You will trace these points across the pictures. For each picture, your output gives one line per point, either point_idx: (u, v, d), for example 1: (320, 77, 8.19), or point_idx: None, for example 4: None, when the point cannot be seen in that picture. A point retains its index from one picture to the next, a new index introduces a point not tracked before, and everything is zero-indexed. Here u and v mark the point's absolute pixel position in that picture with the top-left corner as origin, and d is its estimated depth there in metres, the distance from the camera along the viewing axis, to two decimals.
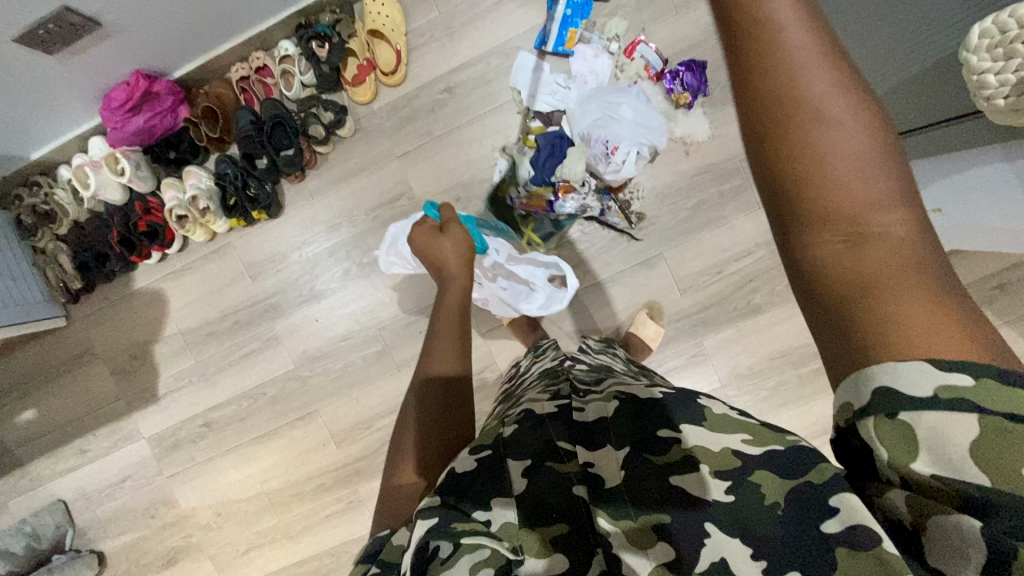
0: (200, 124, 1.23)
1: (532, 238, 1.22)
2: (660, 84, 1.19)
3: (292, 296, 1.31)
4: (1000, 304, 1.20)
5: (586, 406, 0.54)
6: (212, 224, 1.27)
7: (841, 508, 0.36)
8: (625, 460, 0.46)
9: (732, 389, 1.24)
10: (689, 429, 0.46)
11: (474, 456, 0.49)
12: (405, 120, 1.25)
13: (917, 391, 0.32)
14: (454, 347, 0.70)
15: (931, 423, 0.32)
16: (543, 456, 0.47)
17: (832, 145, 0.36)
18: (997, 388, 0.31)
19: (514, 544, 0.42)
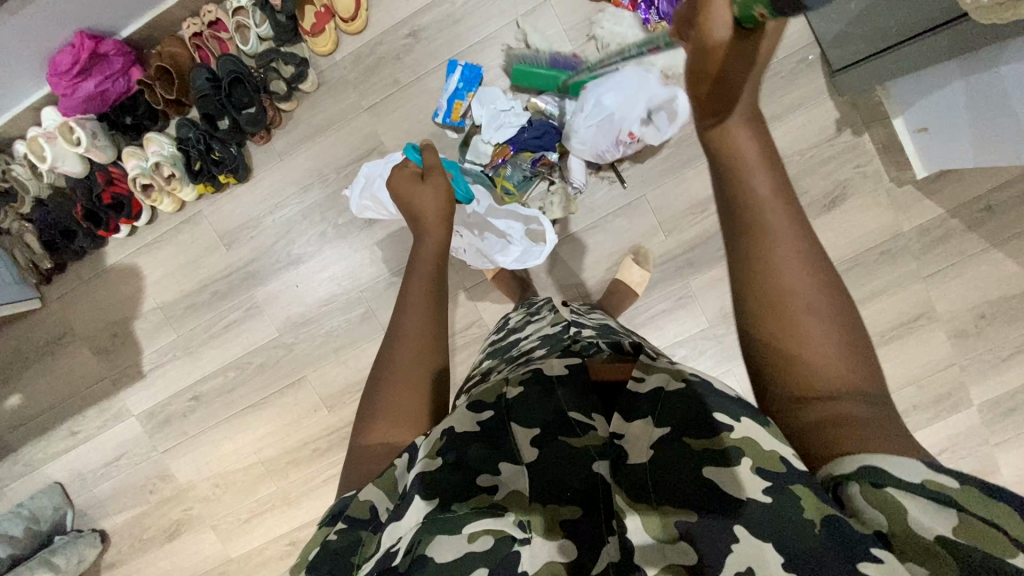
0: (155, 86, 1.17)
1: (508, 187, 1.17)
2: (634, 14, 1.12)
3: (270, 263, 1.28)
4: (990, 225, 1.18)
5: (648, 375, 0.52)
6: (179, 191, 1.23)
7: (887, 559, 0.34)
8: (656, 441, 0.47)
9: (721, 329, 1.23)
10: (747, 422, 0.44)
11: (476, 417, 0.52)
12: (370, 70, 1.20)
13: (906, 475, 0.36)
14: (429, 303, 0.65)
15: (915, 504, 0.35)
16: (556, 431, 0.51)
17: (802, 322, 0.43)
18: (975, 495, 0.35)
19: (520, 519, 0.46)
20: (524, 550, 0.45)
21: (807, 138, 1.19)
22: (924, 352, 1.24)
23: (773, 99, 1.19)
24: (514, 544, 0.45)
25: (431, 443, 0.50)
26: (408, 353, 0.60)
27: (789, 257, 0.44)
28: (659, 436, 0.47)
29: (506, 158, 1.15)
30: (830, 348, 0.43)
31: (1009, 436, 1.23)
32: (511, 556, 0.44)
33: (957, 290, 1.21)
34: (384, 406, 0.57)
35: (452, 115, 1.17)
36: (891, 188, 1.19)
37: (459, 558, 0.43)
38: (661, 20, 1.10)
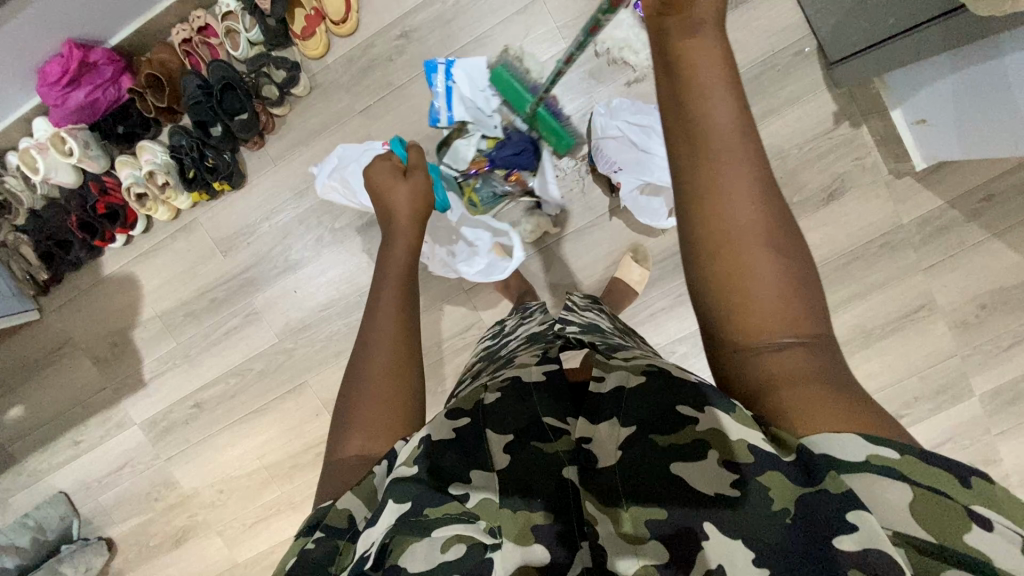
0: (145, 94, 1.16)
1: (474, 199, 1.17)
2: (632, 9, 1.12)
3: (266, 268, 1.27)
4: (989, 216, 1.17)
5: (607, 375, 0.53)
6: (174, 200, 1.22)
7: (862, 528, 0.34)
8: (625, 441, 0.47)
9: None
10: (713, 411, 0.43)
11: (451, 426, 0.52)
12: (363, 72, 1.18)
13: (851, 456, 0.36)
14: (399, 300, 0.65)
15: (869, 487, 0.35)
16: (528, 435, 0.51)
17: (756, 275, 0.43)
18: (920, 465, 0.35)
19: (490, 526, 0.46)
20: (495, 558, 0.44)
21: (804, 131, 1.18)
22: (925, 344, 1.23)
23: (770, 92, 1.18)
24: (485, 550, 0.44)
25: (407, 451, 0.50)
26: (386, 365, 0.59)
27: (742, 208, 0.44)
28: (627, 435, 0.47)
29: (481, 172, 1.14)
30: (782, 300, 0.43)
31: (1011, 425, 1.23)
32: (484, 562, 0.43)
33: (958, 281, 1.20)
34: (367, 411, 0.57)
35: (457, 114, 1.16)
36: (889, 179, 1.18)
37: (432, 566, 0.43)
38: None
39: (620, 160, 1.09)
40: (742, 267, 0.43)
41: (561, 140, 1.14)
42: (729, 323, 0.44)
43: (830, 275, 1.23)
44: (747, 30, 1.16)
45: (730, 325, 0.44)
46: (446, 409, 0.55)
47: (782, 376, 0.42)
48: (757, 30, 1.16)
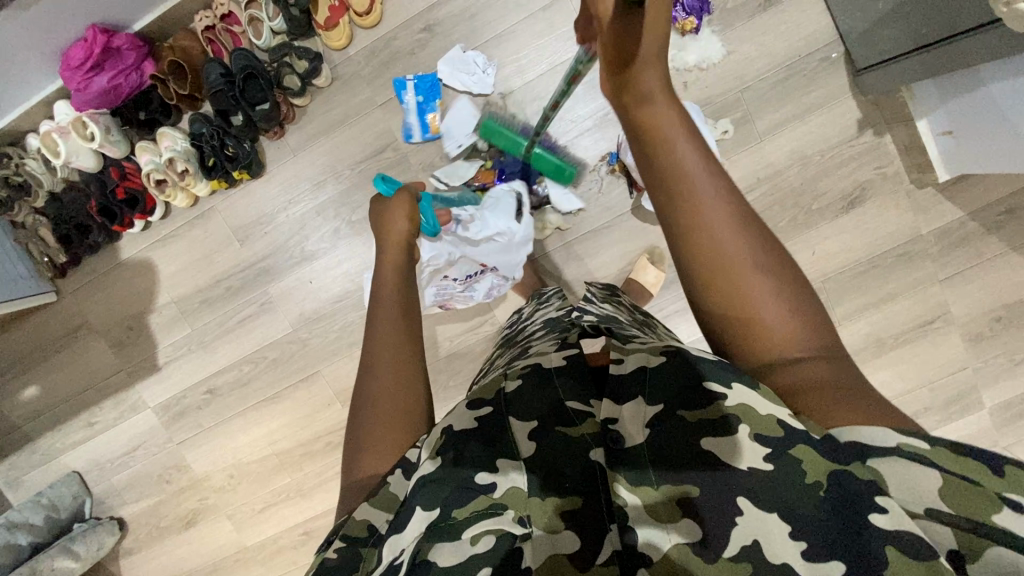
0: (167, 81, 1.15)
1: None
2: None
3: (283, 258, 1.28)
4: (1009, 229, 1.17)
5: (626, 355, 0.54)
6: (193, 187, 1.22)
7: (891, 509, 0.35)
8: (652, 419, 0.48)
9: None
10: (739, 388, 0.45)
11: (474, 416, 0.54)
12: (385, 64, 1.18)
13: (881, 443, 0.37)
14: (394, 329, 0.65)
15: (899, 470, 0.36)
16: (551, 421, 0.52)
17: (755, 287, 0.47)
18: (949, 452, 0.35)
19: (519, 515, 0.47)
20: (526, 546, 0.45)
21: (827, 137, 1.17)
22: (938, 355, 1.23)
23: (794, 98, 1.16)
24: (514, 540, 0.46)
25: (431, 444, 0.52)
26: (384, 383, 0.60)
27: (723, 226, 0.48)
28: (654, 415, 0.48)
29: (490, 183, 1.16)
30: (780, 309, 0.46)
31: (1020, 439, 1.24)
32: (512, 552, 0.45)
33: (974, 293, 1.20)
34: (367, 433, 0.57)
35: (429, 129, 1.18)
36: (911, 190, 1.17)
37: (462, 560, 0.44)
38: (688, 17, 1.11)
39: None
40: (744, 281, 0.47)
41: (563, 172, 1.16)
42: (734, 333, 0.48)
43: (844, 284, 1.22)
44: (773, 34, 1.13)
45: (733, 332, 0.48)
46: (467, 401, 0.56)
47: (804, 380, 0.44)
48: (783, 34, 1.14)
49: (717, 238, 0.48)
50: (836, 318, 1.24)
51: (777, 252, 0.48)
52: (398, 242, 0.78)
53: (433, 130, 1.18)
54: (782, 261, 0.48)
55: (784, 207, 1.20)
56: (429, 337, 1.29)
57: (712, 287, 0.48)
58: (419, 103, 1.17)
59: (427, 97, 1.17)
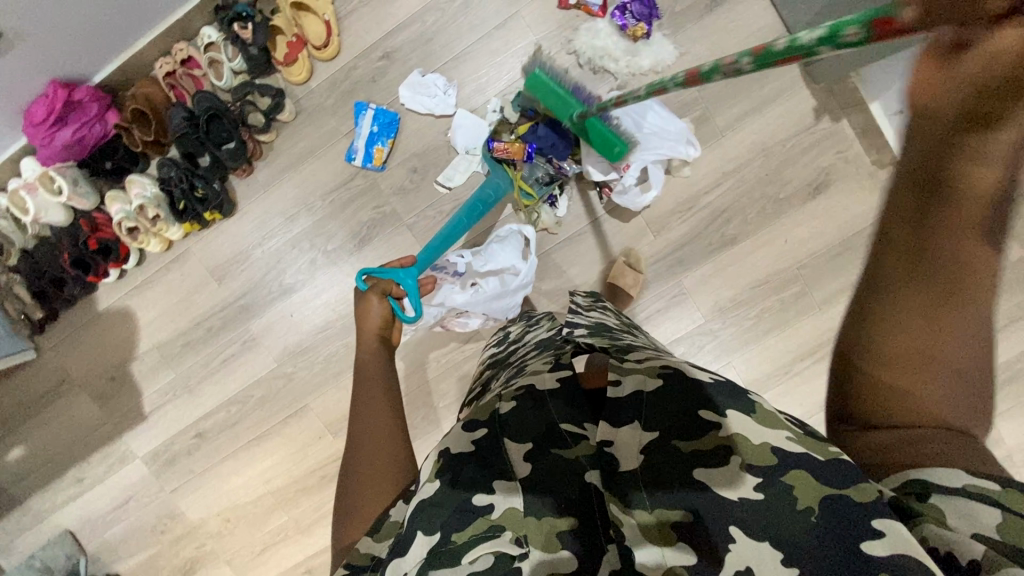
0: (132, 129, 1.16)
1: (527, 191, 1.15)
2: (610, 21, 1.15)
3: (263, 294, 1.28)
4: None
5: (622, 377, 0.56)
6: (166, 232, 1.22)
7: (886, 533, 0.38)
8: (647, 446, 0.51)
9: (716, 323, 1.26)
10: (733, 417, 0.50)
11: (471, 439, 0.56)
12: (347, 94, 1.19)
13: (945, 482, 0.39)
14: (381, 385, 0.75)
15: (957, 504, 0.38)
16: (548, 443, 0.55)
17: (937, 377, 0.41)
18: (1015, 496, 0.37)
19: (517, 535, 0.49)
20: (524, 566, 0.47)
21: (787, 127, 1.19)
22: None
23: (749, 92, 1.18)
24: (513, 561, 0.48)
25: (430, 467, 0.55)
26: (375, 434, 0.68)
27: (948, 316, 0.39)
28: (649, 440, 0.52)
29: (518, 159, 1.12)
30: (944, 398, 0.41)
31: (1011, 407, 1.25)
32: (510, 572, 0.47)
33: None
34: (360, 472, 0.64)
35: (372, 160, 1.20)
36: (874, 171, 1.19)
37: None
38: (638, 22, 1.13)
39: None
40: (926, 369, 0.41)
41: (612, 147, 1.03)
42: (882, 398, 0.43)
43: (821, 269, 1.23)
44: (723, 31, 1.15)
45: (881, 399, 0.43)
46: (464, 423, 0.59)
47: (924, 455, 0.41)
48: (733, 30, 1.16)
49: (940, 324, 0.39)
50: (817, 304, 1.25)
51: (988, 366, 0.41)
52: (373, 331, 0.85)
53: (375, 162, 1.20)
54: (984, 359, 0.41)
55: (752, 198, 1.22)
56: (415, 360, 1.29)
57: (891, 359, 0.42)
58: (374, 134, 1.19)
59: (382, 129, 1.18)
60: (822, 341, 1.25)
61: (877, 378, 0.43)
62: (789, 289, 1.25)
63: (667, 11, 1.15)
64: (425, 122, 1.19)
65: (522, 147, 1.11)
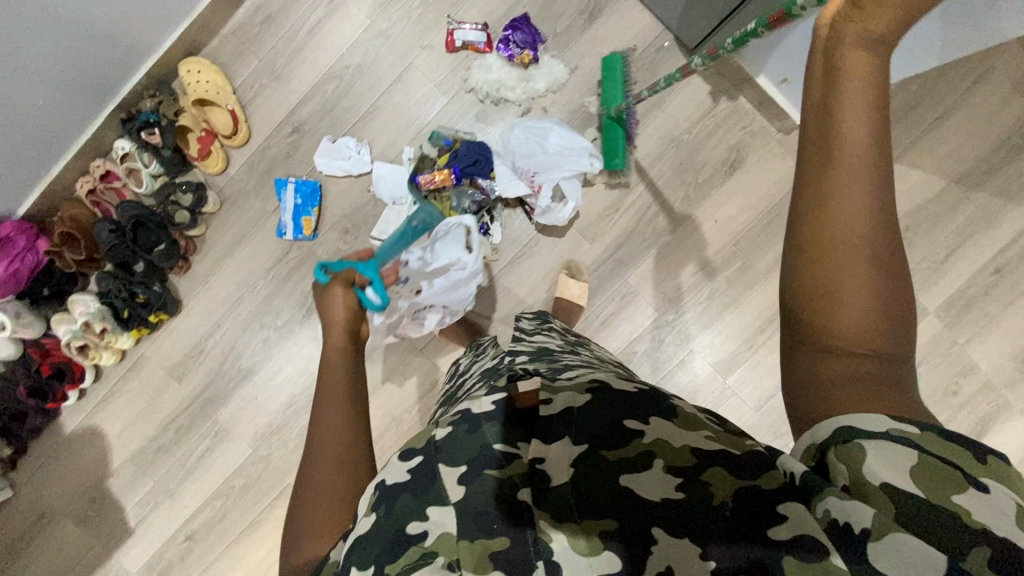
0: (62, 251, 1.16)
1: (455, 217, 1.16)
2: (498, 54, 1.20)
3: (224, 382, 1.28)
4: None
5: (554, 395, 0.55)
6: (115, 342, 1.23)
7: (790, 517, 0.42)
8: (577, 458, 0.49)
9: (669, 314, 1.28)
10: (656, 422, 0.51)
11: (405, 466, 0.52)
12: (266, 175, 1.23)
13: (868, 426, 0.41)
14: (342, 393, 0.63)
15: (883, 449, 0.40)
16: (479, 463, 0.50)
17: (857, 301, 0.43)
18: (933, 437, 0.41)
19: (449, 560, 0.45)
20: None
21: (689, 115, 1.23)
22: None
23: None
24: None
25: (365, 502, 0.51)
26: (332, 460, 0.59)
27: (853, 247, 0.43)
28: (579, 453, 0.50)
29: (447, 183, 1.16)
30: (865, 312, 0.43)
31: (973, 331, 1.30)
32: None
33: None
34: (314, 506, 0.57)
35: (302, 230, 1.22)
36: (782, 137, 1.24)
37: None
38: (522, 50, 1.19)
39: (532, 166, 1.18)
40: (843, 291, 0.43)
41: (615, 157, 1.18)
42: (810, 325, 0.45)
43: (757, 240, 1.26)
44: (607, 40, 1.21)
45: (806, 326, 0.45)
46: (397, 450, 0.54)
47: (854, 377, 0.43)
48: (616, 38, 1.21)
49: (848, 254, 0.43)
50: (762, 273, 1.27)
51: (902, 286, 0.44)
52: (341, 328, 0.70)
53: (305, 231, 1.22)
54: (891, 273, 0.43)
55: (674, 187, 1.25)
56: (387, 414, 1.28)
57: (812, 289, 0.44)
58: (298, 206, 1.21)
59: (306, 199, 1.21)
60: (776, 308, 1.27)
61: (800, 307, 0.45)
62: (732, 265, 1.27)
63: (550, 34, 1.21)
64: (346, 184, 1.22)
65: (446, 171, 1.16)
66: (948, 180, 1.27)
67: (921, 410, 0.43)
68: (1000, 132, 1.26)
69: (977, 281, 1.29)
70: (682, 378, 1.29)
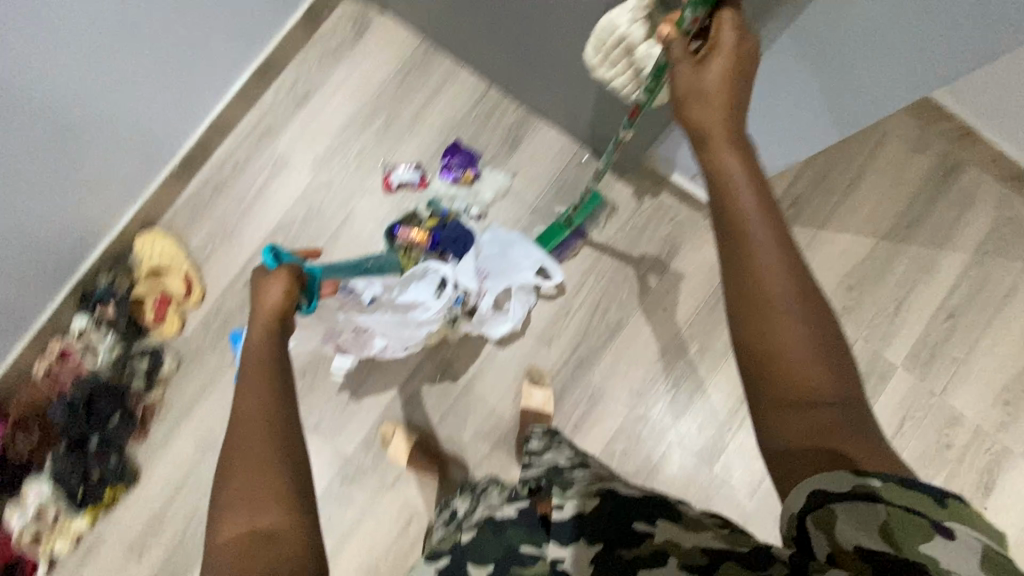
0: (16, 437, 1.14)
1: None
2: (442, 179, 1.30)
3: (187, 552, 1.20)
4: (804, 216, 1.34)
5: (564, 500, 0.55)
6: (71, 526, 1.17)
7: None
8: (595, 561, 0.49)
9: (639, 407, 1.26)
10: (665, 525, 0.50)
11: (432, 568, 0.53)
12: (222, 329, 1.26)
13: (837, 487, 0.44)
14: (268, 370, 0.58)
15: (851, 508, 0.42)
16: (506, 563, 0.51)
17: (798, 348, 0.48)
18: (897, 488, 0.43)
19: None
20: None
21: (620, 215, 1.31)
22: None
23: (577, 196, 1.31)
24: None
25: None
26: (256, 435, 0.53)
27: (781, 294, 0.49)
28: (597, 552, 0.50)
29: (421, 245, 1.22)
30: (809, 361, 0.48)
31: (945, 380, 1.29)
32: None
33: None
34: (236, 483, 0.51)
35: None
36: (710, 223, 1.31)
37: None
38: (463, 171, 1.29)
39: (486, 269, 1.20)
40: (784, 340, 0.49)
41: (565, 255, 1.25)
42: (767, 379, 0.49)
43: (710, 321, 1.28)
44: (531, 162, 1.31)
45: (764, 381, 0.49)
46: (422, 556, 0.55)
47: (817, 426, 0.47)
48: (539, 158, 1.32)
49: (781, 303, 0.49)
50: (722, 353, 1.28)
51: (835, 332, 0.50)
52: (270, 316, 0.66)
53: None
54: (819, 316, 0.50)
55: (620, 283, 1.30)
56: (362, 562, 1.20)
57: (758, 342, 0.50)
58: None
59: None
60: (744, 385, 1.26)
61: (753, 362, 0.50)
62: (691, 350, 1.28)
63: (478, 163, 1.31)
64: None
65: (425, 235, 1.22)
66: (876, 238, 1.33)
67: (893, 462, 0.45)
68: (911, 188, 1.35)
69: (933, 329, 1.31)
70: (666, 473, 1.24)
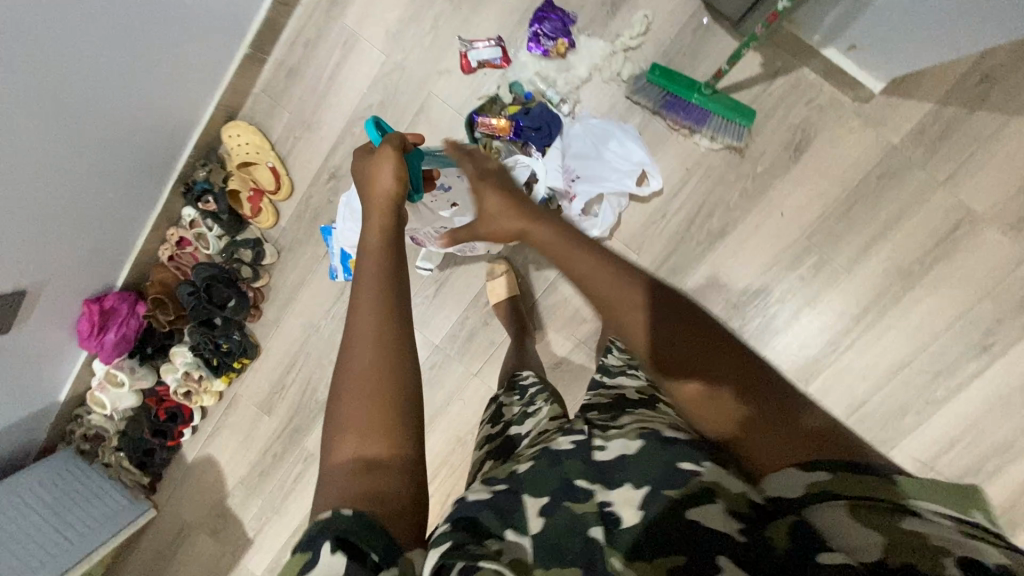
0: (156, 313, 1.30)
1: None
2: (531, 52, 1.12)
3: (306, 413, 1.40)
4: (997, 95, 1.02)
5: (608, 442, 0.54)
6: (211, 386, 1.38)
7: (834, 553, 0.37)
8: (644, 501, 0.47)
9: (737, 319, 1.16)
10: (713, 468, 0.48)
11: (486, 488, 0.50)
12: (313, 221, 1.29)
13: (863, 478, 0.42)
14: (384, 277, 0.56)
15: (879, 492, 0.41)
16: (559, 494, 0.49)
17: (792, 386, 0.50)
18: (929, 484, 0.41)
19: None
20: None
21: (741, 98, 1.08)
22: (985, 259, 1.06)
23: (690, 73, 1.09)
24: None
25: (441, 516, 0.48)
26: (380, 357, 0.51)
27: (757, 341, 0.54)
28: (643, 496, 0.47)
29: (502, 134, 1.10)
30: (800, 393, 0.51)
31: None
32: None
33: (987, 180, 1.04)
34: (356, 405, 0.49)
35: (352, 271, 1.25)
36: (856, 109, 1.06)
37: None
38: (552, 42, 1.10)
39: (580, 169, 1.11)
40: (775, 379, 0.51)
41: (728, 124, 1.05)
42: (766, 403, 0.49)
43: (836, 229, 1.10)
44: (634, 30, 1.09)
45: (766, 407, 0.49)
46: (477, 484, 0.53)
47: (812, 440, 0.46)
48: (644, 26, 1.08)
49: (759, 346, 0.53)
50: (844, 266, 1.11)
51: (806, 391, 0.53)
52: (382, 203, 0.64)
53: None
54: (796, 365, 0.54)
55: (729, 182, 1.12)
56: (451, 438, 1.32)
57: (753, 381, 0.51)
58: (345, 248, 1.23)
59: None
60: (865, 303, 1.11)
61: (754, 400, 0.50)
62: (806, 262, 1.12)
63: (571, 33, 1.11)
64: None
65: (508, 122, 1.09)
66: None
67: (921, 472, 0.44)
68: None
69: None
70: None
